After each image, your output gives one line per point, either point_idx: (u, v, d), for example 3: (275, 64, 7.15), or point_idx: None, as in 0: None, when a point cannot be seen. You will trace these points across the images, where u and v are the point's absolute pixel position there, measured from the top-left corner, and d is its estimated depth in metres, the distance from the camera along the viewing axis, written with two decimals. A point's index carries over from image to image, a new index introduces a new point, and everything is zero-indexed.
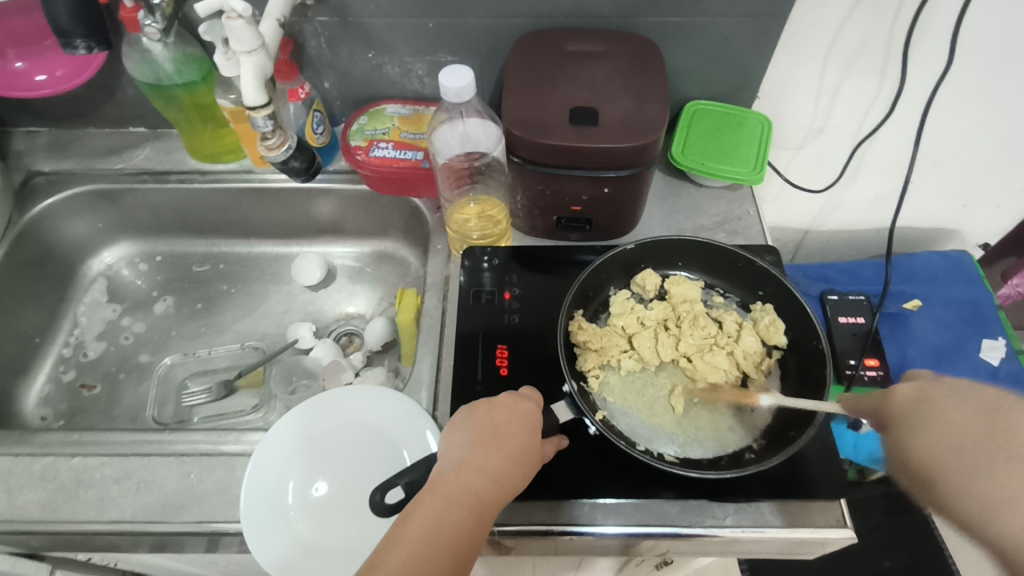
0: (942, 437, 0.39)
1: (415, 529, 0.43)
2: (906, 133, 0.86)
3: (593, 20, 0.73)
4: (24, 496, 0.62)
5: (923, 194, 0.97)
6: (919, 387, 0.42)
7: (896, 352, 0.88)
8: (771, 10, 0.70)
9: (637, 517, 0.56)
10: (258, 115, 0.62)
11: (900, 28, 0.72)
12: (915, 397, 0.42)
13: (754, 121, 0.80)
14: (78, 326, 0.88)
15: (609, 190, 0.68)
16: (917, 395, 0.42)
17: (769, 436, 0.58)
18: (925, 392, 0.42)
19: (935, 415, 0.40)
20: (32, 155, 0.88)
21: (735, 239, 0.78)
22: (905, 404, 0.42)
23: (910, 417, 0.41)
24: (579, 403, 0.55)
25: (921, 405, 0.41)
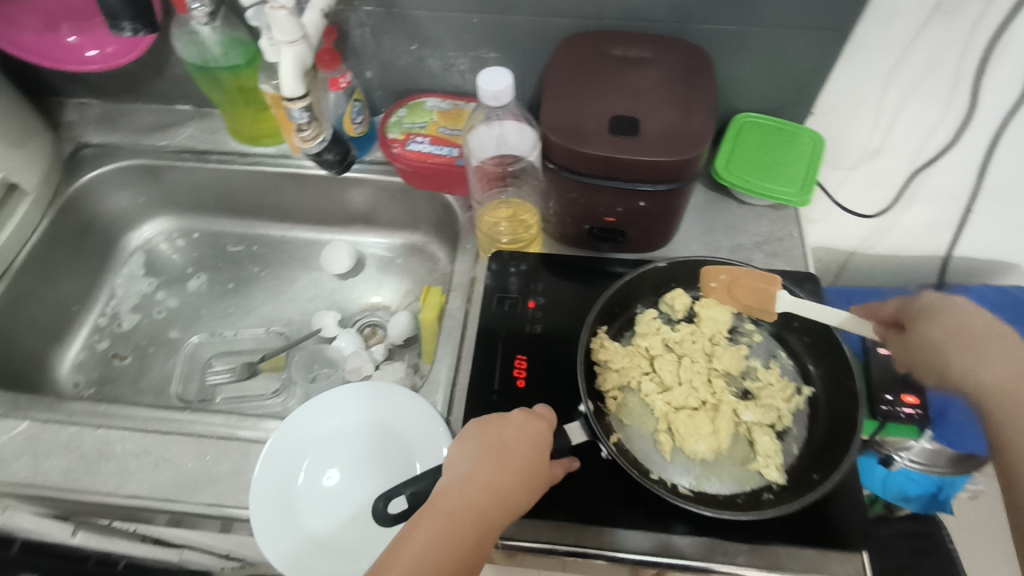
0: (973, 367, 0.51)
1: (416, 543, 0.42)
2: (970, 161, 0.81)
3: (643, 24, 0.71)
4: (49, 462, 0.64)
5: (983, 225, 0.91)
6: (940, 301, 0.56)
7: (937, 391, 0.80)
8: (834, 23, 0.67)
9: (644, 545, 0.54)
10: (294, 107, 0.61)
11: (975, 51, 0.68)
12: (968, 326, 0.53)
13: (806, 138, 0.76)
14: (114, 297, 0.91)
15: (644, 204, 0.66)
16: (937, 308, 0.55)
17: (790, 477, 0.56)
18: (945, 307, 0.55)
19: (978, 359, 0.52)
20: (83, 126, 0.90)
21: (774, 262, 0.74)
22: (945, 326, 0.54)
23: (940, 338, 0.54)
24: (594, 425, 0.54)
25: (964, 332, 0.53)
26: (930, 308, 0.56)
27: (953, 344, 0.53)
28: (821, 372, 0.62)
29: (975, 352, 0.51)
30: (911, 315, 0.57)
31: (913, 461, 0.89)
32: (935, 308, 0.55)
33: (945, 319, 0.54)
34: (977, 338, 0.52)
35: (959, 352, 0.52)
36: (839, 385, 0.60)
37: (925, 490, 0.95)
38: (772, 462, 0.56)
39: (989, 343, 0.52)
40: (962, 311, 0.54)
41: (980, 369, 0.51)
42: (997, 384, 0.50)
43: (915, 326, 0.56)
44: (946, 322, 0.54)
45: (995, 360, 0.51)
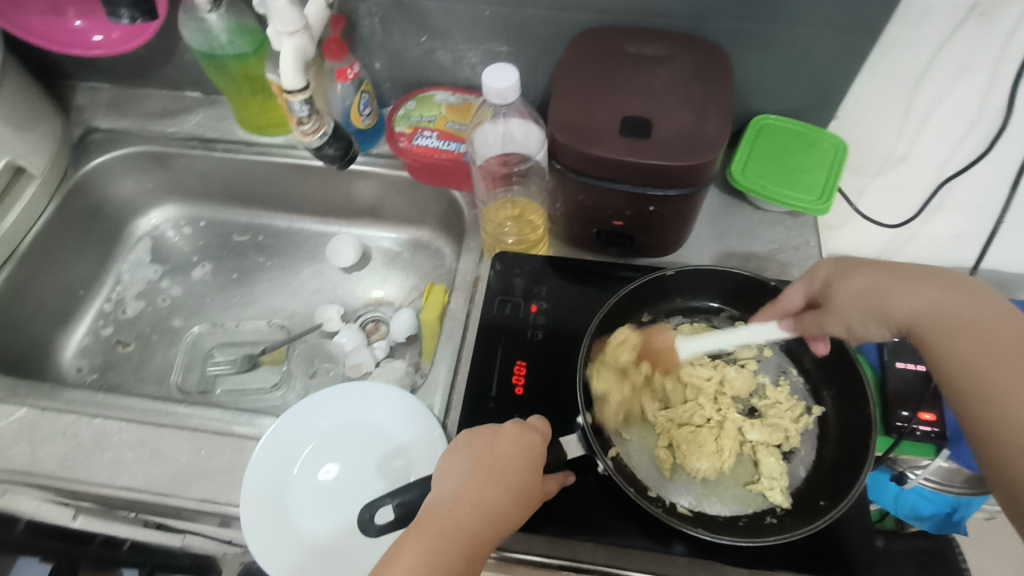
0: (908, 308, 0.49)
1: (403, 567, 0.41)
2: (1002, 170, 0.77)
3: (661, 20, 0.68)
4: (44, 451, 0.64)
5: (1013, 237, 0.87)
6: (836, 265, 0.54)
7: (956, 409, 0.76)
8: (863, 23, 0.63)
9: (640, 563, 0.53)
10: (295, 99, 0.60)
11: (1012, 54, 0.64)
12: (873, 279, 0.51)
13: (827, 143, 0.73)
14: (120, 283, 0.91)
15: (654, 208, 0.63)
16: (837, 272, 0.53)
17: (795, 501, 0.54)
18: (845, 268, 0.53)
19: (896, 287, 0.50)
20: (93, 110, 0.90)
21: (788, 271, 0.72)
22: (852, 285, 0.51)
23: (863, 296, 0.51)
24: (591, 440, 0.52)
25: (875, 281, 0.50)
26: (830, 275, 0.53)
27: (875, 297, 0.50)
28: (833, 391, 0.59)
29: (897, 294, 0.49)
30: (825, 291, 0.54)
31: (927, 480, 0.86)
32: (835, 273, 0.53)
33: (852, 275, 0.52)
34: (893, 278, 0.50)
35: (882, 301, 0.50)
36: (851, 406, 0.57)
37: (939, 509, 0.92)
38: (776, 485, 0.54)
39: (900, 278, 0.50)
40: (862, 263, 0.52)
41: (910, 309, 0.48)
42: (940, 322, 0.47)
43: (829, 298, 0.53)
44: (854, 277, 0.52)
45: (919, 292, 0.49)
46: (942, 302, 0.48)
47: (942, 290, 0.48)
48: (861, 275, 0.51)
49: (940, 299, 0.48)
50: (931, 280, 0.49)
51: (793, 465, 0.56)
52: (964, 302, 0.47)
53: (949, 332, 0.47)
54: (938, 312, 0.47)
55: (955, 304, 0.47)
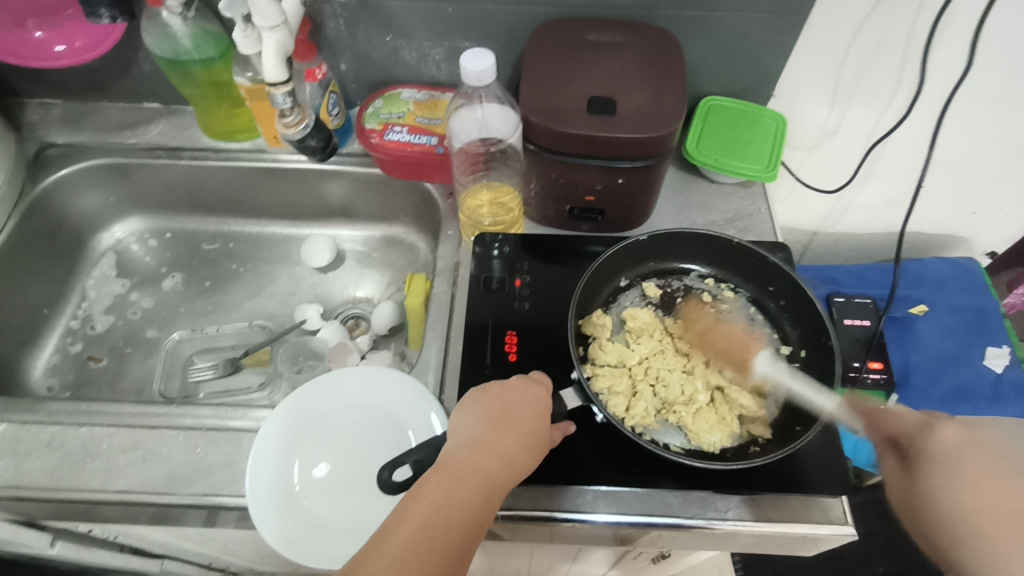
0: (968, 488, 0.45)
1: (425, 503, 0.45)
2: (920, 138, 0.86)
3: (613, 11, 0.73)
4: (31, 463, 0.63)
5: (934, 199, 0.97)
6: (959, 439, 0.47)
7: (899, 356, 0.89)
8: (794, 7, 0.70)
9: (639, 506, 0.57)
10: (277, 92, 0.66)
11: (921, 29, 0.72)
12: (956, 446, 0.47)
13: (769, 119, 0.80)
14: (86, 299, 0.89)
15: (623, 180, 0.68)
16: (957, 445, 0.47)
17: (775, 432, 0.60)
18: (967, 447, 0.47)
19: (962, 468, 0.46)
20: (46, 126, 0.88)
21: (745, 236, 0.78)
22: (946, 449, 0.47)
23: (942, 456, 0.47)
24: (588, 391, 0.56)
25: (958, 452, 0.47)
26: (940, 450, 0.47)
27: (962, 463, 0.46)
28: (797, 332, 0.65)
29: (974, 467, 0.46)
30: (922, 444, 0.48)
31: None
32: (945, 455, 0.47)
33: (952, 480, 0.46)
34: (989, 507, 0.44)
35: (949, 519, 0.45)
36: (815, 342, 0.63)
37: None
38: (757, 420, 0.59)
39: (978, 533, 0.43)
40: (975, 431, 0.48)
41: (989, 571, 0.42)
42: (988, 503, 0.44)
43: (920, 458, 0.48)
44: (949, 442, 0.48)
45: (986, 467, 0.46)
46: (1004, 479, 0.45)
47: (997, 466, 0.46)
48: (954, 438, 0.47)
49: (993, 475, 0.45)
50: (998, 456, 0.46)
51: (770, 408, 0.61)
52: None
53: (997, 511, 0.44)
54: (1002, 491, 0.45)
55: (1019, 486, 0.45)
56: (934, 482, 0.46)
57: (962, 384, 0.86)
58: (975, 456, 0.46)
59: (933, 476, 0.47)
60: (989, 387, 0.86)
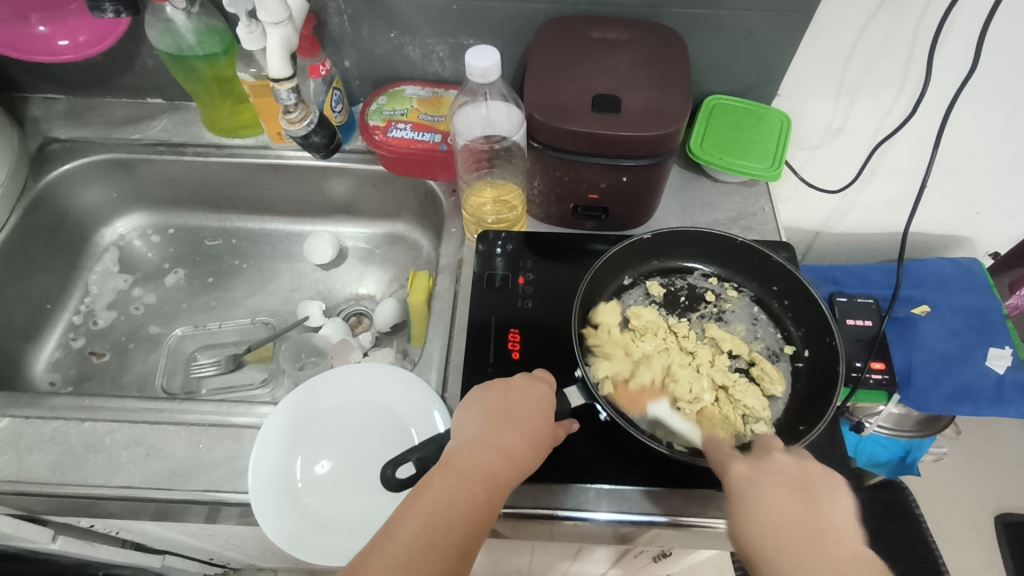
0: (767, 513, 0.47)
1: (429, 502, 0.45)
2: (924, 138, 0.86)
3: (618, 9, 0.73)
4: (33, 458, 0.63)
5: (938, 200, 0.97)
6: (752, 469, 0.50)
7: (902, 357, 0.87)
8: (798, 6, 0.70)
9: (642, 505, 0.57)
10: (282, 88, 0.66)
11: (926, 28, 0.72)
12: (749, 475, 0.50)
13: (773, 118, 0.80)
14: (89, 294, 0.89)
15: (627, 179, 0.68)
16: (750, 476, 0.50)
17: (779, 431, 0.60)
18: (757, 475, 0.49)
19: (759, 496, 0.48)
20: (50, 121, 0.88)
21: (749, 236, 0.78)
22: (741, 479, 0.49)
23: (739, 495, 0.49)
24: (591, 389, 0.55)
25: (752, 484, 0.49)
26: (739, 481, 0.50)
27: (756, 493, 0.48)
28: (801, 332, 0.65)
29: (761, 497, 0.48)
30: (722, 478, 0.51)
31: (882, 427, 0.96)
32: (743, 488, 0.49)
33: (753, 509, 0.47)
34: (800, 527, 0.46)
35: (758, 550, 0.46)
36: (819, 342, 0.63)
37: (895, 453, 1.02)
38: (761, 419, 0.59)
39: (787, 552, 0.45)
40: (767, 458, 0.51)
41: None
42: (783, 528, 0.46)
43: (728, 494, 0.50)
44: (742, 476, 0.50)
45: (773, 490, 0.48)
46: (793, 495, 0.47)
47: (798, 486, 0.48)
48: (743, 471, 0.50)
49: (787, 495, 0.47)
50: (782, 474, 0.49)
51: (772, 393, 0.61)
52: (817, 499, 0.47)
53: (782, 537, 0.46)
54: (798, 516, 0.46)
55: (803, 500, 0.47)
56: (739, 524, 0.47)
57: (965, 385, 0.85)
58: (766, 478, 0.49)
59: (735, 518, 0.48)
60: (992, 388, 0.85)
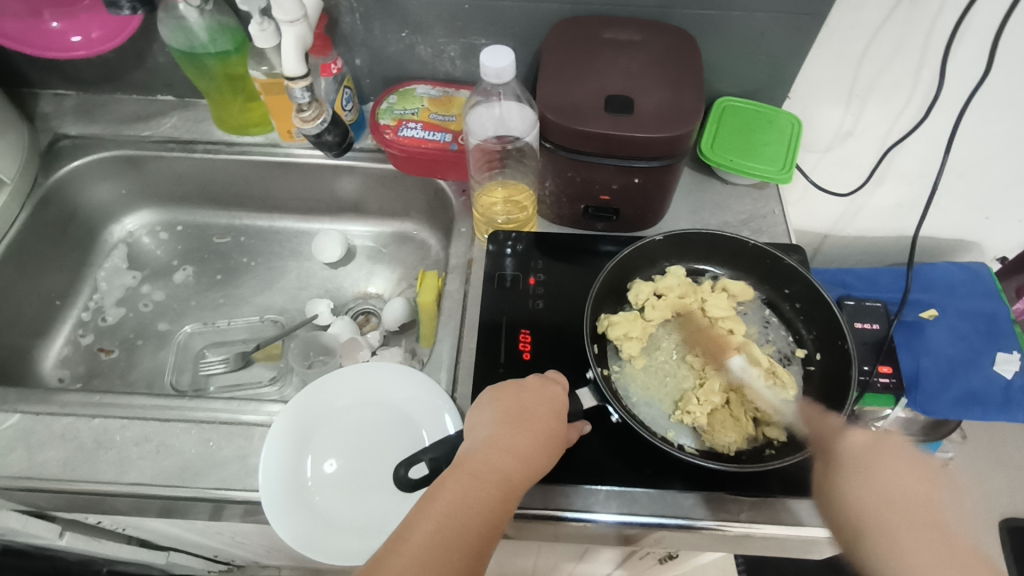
0: (881, 484, 0.48)
1: (444, 502, 0.44)
2: (935, 142, 0.86)
3: (631, 10, 0.73)
4: (44, 454, 0.63)
5: (947, 204, 0.97)
6: (871, 441, 0.51)
7: (909, 361, 0.87)
8: (811, 8, 0.70)
9: (653, 507, 0.57)
10: (296, 86, 0.66)
11: (939, 32, 0.72)
12: (867, 446, 0.50)
13: (784, 120, 0.80)
14: (98, 291, 0.89)
15: (639, 180, 0.68)
16: (867, 446, 0.50)
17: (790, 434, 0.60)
18: (877, 448, 0.50)
19: (876, 467, 0.49)
20: (60, 117, 0.88)
21: (759, 238, 0.78)
22: (856, 449, 0.50)
23: (857, 462, 0.50)
24: (604, 391, 0.55)
25: (871, 455, 0.50)
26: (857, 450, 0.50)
27: (872, 464, 0.49)
28: (813, 335, 0.65)
29: (880, 468, 0.49)
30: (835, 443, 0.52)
31: (888, 430, 0.96)
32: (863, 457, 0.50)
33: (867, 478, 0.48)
34: (907, 505, 0.46)
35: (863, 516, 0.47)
36: (831, 346, 0.63)
37: None
38: (773, 422, 0.59)
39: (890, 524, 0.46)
40: (888, 438, 0.51)
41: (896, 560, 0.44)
42: (898, 501, 0.47)
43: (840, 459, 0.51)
44: (859, 445, 0.51)
45: (893, 466, 0.49)
46: (912, 477, 0.48)
47: (914, 470, 0.49)
48: (861, 441, 0.51)
49: (903, 473, 0.48)
50: (906, 457, 0.49)
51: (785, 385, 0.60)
52: (934, 487, 0.48)
53: (891, 508, 0.46)
54: (909, 493, 0.47)
55: (918, 480, 0.48)
56: (846, 487, 0.49)
57: (973, 389, 0.85)
58: (885, 453, 0.50)
59: (846, 480, 0.49)
60: (999, 393, 0.84)
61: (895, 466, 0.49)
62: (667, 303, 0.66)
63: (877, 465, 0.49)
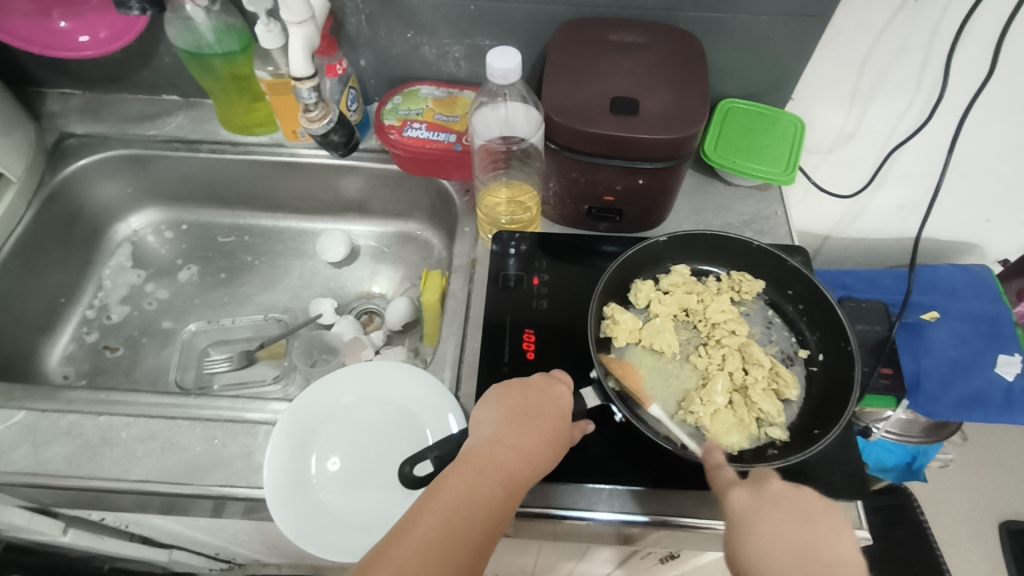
0: (766, 546, 0.45)
1: (447, 498, 0.45)
2: (937, 145, 0.86)
3: (634, 12, 0.73)
4: (50, 451, 0.63)
5: (948, 206, 0.97)
6: (751, 497, 0.48)
7: (910, 362, 0.88)
8: (815, 11, 0.70)
9: (656, 506, 0.57)
10: (303, 86, 0.66)
11: (942, 36, 0.72)
12: (748, 501, 0.48)
13: (787, 122, 0.80)
14: (102, 289, 0.89)
15: (643, 181, 0.68)
16: (749, 502, 0.48)
17: (794, 434, 0.60)
18: (756, 503, 0.47)
19: (756, 525, 0.46)
20: (66, 116, 0.88)
21: (761, 239, 0.78)
22: (741, 506, 0.48)
23: (737, 524, 0.47)
24: (607, 389, 0.56)
25: (751, 511, 0.47)
26: (741, 510, 0.47)
27: (752, 521, 0.46)
28: (816, 336, 0.65)
29: (762, 523, 0.46)
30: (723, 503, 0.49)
31: (888, 431, 0.96)
32: (736, 521, 0.47)
33: (758, 533, 0.46)
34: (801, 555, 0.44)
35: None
36: (834, 346, 0.63)
37: (901, 460, 1.02)
38: (776, 422, 0.59)
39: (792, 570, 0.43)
40: (765, 483, 0.49)
41: None
42: (786, 555, 0.44)
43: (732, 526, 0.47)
44: (741, 502, 0.48)
45: (775, 520, 0.46)
46: (794, 521, 0.46)
47: (802, 511, 0.47)
48: (740, 498, 0.48)
49: (789, 520, 0.46)
50: (787, 502, 0.47)
51: (786, 389, 0.61)
52: (824, 527, 0.46)
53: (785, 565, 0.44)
54: (801, 541, 0.45)
55: (803, 526, 0.46)
56: (738, 549, 0.46)
57: (973, 391, 0.85)
58: (765, 505, 0.47)
59: (734, 547, 0.46)
60: (1000, 396, 0.84)
61: (766, 507, 0.47)
62: (674, 297, 0.67)
63: (767, 518, 0.46)
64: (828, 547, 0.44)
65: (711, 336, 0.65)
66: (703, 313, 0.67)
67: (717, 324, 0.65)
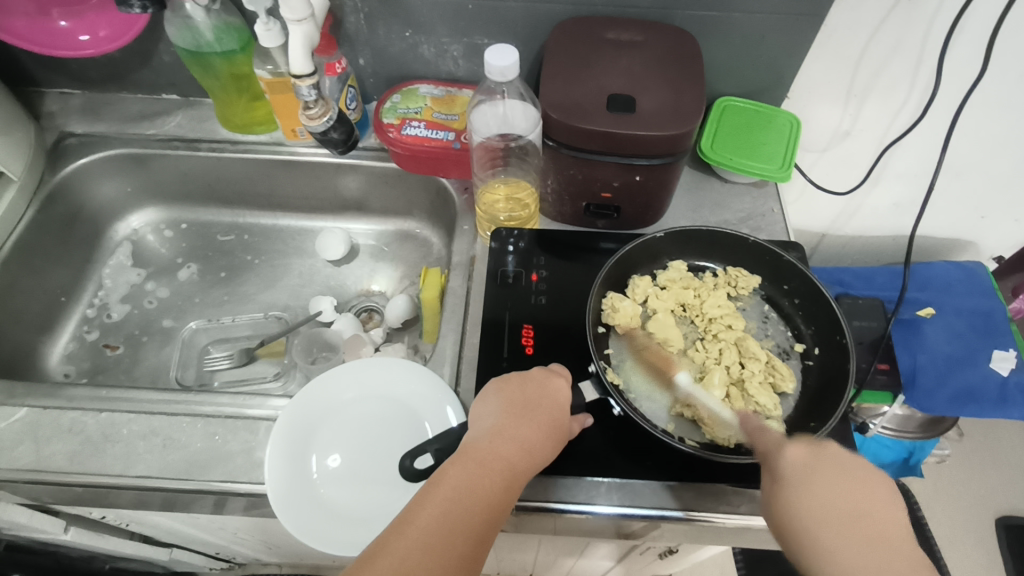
0: (819, 502, 0.47)
1: (449, 487, 0.45)
2: (932, 143, 0.87)
3: (631, 11, 0.74)
4: (51, 447, 0.63)
5: (943, 204, 0.98)
6: (810, 454, 0.50)
7: (906, 358, 0.87)
8: (810, 9, 0.71)
9: (655, 500, 0.58)
10: (302, 84, 0.67)
11: (935, 34, 0.73)
12: (805, 460, 0.49)
13: (783, 119, 0.81)
14: (103, 287, 0.90)
15: (640, 178, 0.68)
16: (805, 460, 0.49)
17: (790, 427, 0.61)
18: (816, 462, 0.49)
19: (811, 482, 0.48)
20: (66, 116, 0.88)
21: (758, 236, 0.78)
22: (796, 464, 0.49)
23: (792, 478, 0.49)
24: (604, 382, 0.56)
25: (810, 469, 0.49)
26: (796, 469, 0.49)
27: (805, 477, 0.48)
28: (812, 330, 0.66)
29: (819, 481, 0.48)
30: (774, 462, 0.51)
31: (885, 427, 0.97)
32: (790, 477, 0.49)
33: (814, 491, 0.47)
34: (849, 515, 0.46)
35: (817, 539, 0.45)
36: (829, 340, 0.64)
37: (897, 456, 1.03)
38: (773, 415, 0.59)
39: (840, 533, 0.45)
40: (823, 447, 0.50)
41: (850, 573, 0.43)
42: (838, 514, 0.46)
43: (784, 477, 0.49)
44: (797, 459, 0.50)
45: (831, 481, 0.48)
46: (845, 482, 0.48)
47: (851, 474, 0.49)
48: (797, 455, 0.50)
49: (843, 482, 0.48)
50: (842, 464, 0.49)
51: (783, 382, 0.62)
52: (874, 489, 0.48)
53: (833, 524, 0.45)
54: (852, 502, 0.46)
55: (854, 487, 0.47)
56: (789, 500, 0.48)
57: (969, 386, 0.85)
58: (824, 465, 0.49)
59: (782, 499, 0.48)
60: (996, 390, 0.85)
61: (823, 464, 0.49)
62: (671, 292, 0.67)
63: (823, 479, 0.48)
64: (878, 514, 0.46)
65: (707, 332, 0.66)
66: (699, 308, 0.67)
67: (713, 319, 0.66)
